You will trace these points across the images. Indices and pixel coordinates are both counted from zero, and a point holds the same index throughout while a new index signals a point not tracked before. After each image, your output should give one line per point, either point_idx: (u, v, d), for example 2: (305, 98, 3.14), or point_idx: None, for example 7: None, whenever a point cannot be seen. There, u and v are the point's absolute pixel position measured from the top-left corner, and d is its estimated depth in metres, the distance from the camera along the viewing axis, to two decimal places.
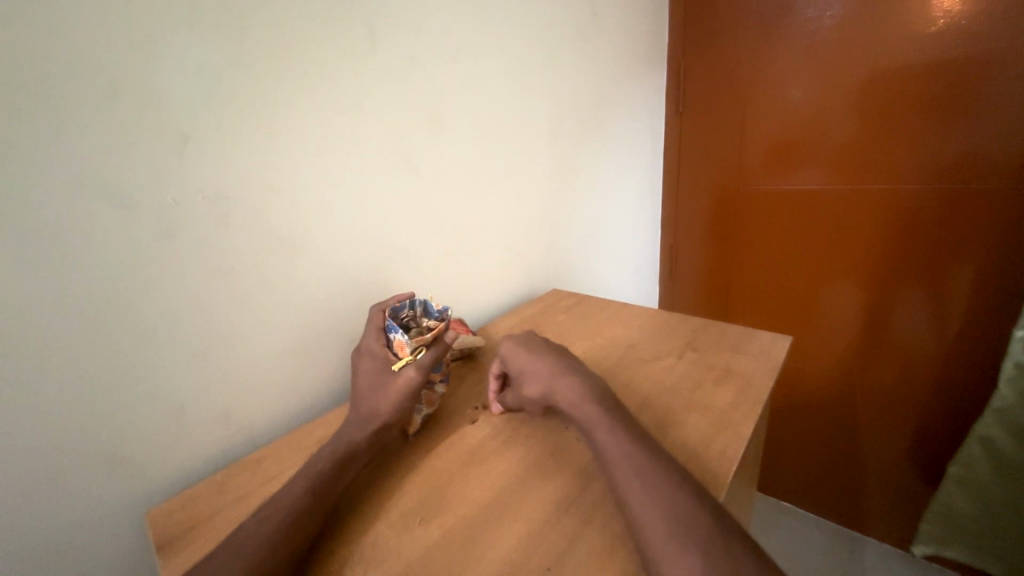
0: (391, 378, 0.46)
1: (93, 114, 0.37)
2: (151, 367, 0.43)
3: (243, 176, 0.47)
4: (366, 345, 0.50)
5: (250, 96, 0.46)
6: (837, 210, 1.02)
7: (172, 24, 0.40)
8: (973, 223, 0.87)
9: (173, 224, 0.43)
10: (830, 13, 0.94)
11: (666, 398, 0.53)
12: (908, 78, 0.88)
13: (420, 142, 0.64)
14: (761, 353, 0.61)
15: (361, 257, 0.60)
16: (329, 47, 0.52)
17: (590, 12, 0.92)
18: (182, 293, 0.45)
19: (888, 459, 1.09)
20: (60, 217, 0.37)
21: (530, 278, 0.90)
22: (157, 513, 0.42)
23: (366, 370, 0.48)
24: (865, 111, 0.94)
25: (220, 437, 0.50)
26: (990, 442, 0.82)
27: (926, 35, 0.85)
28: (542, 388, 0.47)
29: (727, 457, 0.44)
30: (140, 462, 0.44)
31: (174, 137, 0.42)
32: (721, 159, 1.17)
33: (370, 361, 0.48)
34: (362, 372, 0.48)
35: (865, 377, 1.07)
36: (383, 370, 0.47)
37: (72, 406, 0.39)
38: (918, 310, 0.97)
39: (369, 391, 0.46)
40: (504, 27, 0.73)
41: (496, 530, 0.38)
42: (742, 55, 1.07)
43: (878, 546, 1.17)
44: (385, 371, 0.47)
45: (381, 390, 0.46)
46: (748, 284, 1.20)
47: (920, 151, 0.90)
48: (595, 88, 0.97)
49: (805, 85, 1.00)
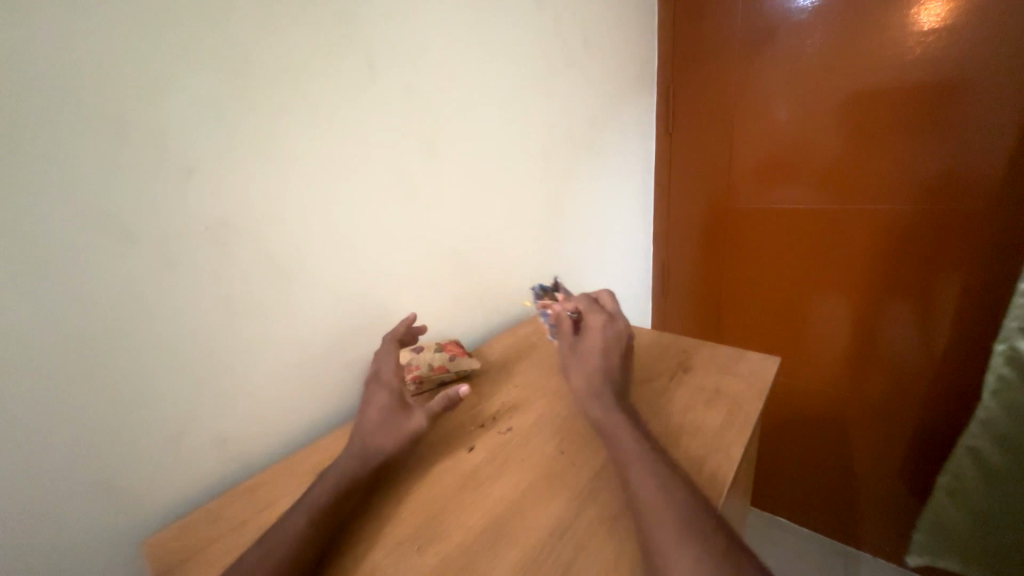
0: (403, 418, 0.47)
1: (101, 154, 0.39)
2: (151, 396, 0.44)
3: (242, 207, 0.48)
4: (384, 374, 0.52)
5: (251, 129, 0.48)
6: (824, 227, 1.05)
7: (179, 70, 0.42)
8: (954, 241, 0.90)
9: (175, 253, 0.44)
10: (809, 42, 0.98)
11: (659, 421, 0.54)
12: (887, 102, 0.92)
13: (416, 166, 0.65)
14: (751, 374, 0.62)
15: (358, 282, 0.61)
16: (330, 80, 0.54)
17: (582, 41, 0.95)
18: (180, 320, 0.45)
19: (881, 474, 1.10)
20: (65, 250, 0.38)
21: (526, 297, 0.91)
22: (154, 542, 0.42)
23: (379, 401, 0.49)
24: (848, 132, 0.98)
25: (214, 465, 0.50)
26: (977, 452, 0.83)
27: (902, 63, 0.89)
28: (584, 384, 0.55)
29: (717, 480, 0.44)
30: (137, 490, 0.44)
31: (178, 171, 0.43)
32: (710, 177, 1.19)
33: (384, 393, 0.49)
34: (373, 404, 0.49)
35: (857, 393, 1.08)
36: (392, 406, 0.48)
37: (72, 437, 0.40)
38: (905, 325, 0.99)
39: (377, 424, 0.47)
40: (498, 57, 0.76)
41: (490, 555, 0.39)
42: (729, 77, 1.10)
43: (874, 562, 1.17)
44: (394, 410, 0.48)
45: (388, 428, 0.46)
46: (740, 300, 1.22)
47: (900, 171, 0.94)
48: (588, 112, 1.00)
49: (789, 108, 1.04)
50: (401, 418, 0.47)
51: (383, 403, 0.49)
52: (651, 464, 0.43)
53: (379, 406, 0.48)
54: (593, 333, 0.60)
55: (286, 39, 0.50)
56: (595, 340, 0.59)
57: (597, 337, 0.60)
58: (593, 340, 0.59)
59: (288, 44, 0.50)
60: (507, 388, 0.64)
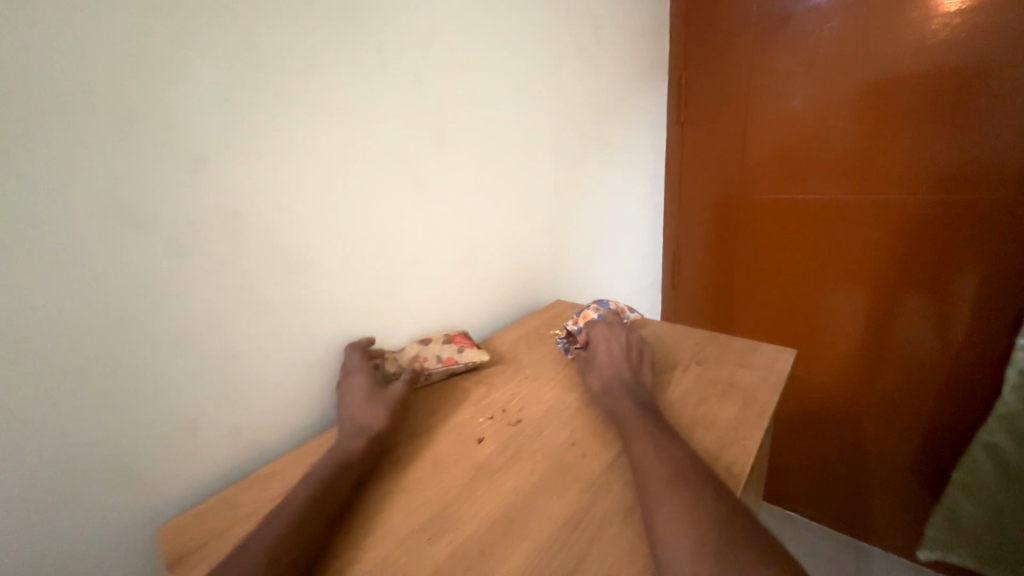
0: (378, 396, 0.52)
1: (110, 142, 0.39)
2: (164, 386, 0.44)
3: (251, 197, 0.48)
4: (352, 366, 0.56)
5: (259, 118, 0.47)
6: (841, 218, 1.02)
7: (185, 57, 0.42)
8: (977, 232, 0.88)
9: (185, 244, 0.44)
10: (828, 26, 0.95)
11: (673, 414, 0.53)
12: (910, 87, 0.89)
13: (425, 155, 0.65)
14: (766, 367, 0.61)
15: (368, 272, 0.60)
16: (338, 68, 0.53)
17: (592, 28, 0.93)
18: (190, 311, 0.45)
19: (895, 469, 1.09)
20: (76, 240, 0.38)
21: (535, 289, 0.90)
22: (168, 530, 0.42)
23: (356, 387, 0.53)
24: (867, 119, 0.95)
25: (227, 455, 0.50)
26: (994, 448, 0.81)
27: (926, 46, 0.86)
28: (600, 385, 0.57)
29: (732, 474, 0.43)
30: (151, 479, 0.44)
31: (187, 160, 0.43)
32: (723, 167, 1.17)
33: (358, 379, 0.54)
34: (350, 392, 0.53)
35: (871, 387, 1.07)
36: (367, 390, 0.53)
37: (87, 426, 0.40)
38: (923, 319, 0.97)
39: (360, 404, 0.52)
40: (508, 45, 0.75)
41: (502, 547, 0.38)
42: (743, 64, 1.08)
43: (886, 556, 1.16)
44: (371, 392, 0.53)
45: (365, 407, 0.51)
46: (752, 292, 1.20)
47: (920, 160, 0.91)
48: (598, 100, 0.99)
49: (806, 95, 1.01)
50: (377, 397, 0.52)
51: (361, 388, 0.53)
52: (667, 457, 0.42)
53: (359, 390, 0.53)
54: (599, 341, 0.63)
55: (293, 25, 0.49)
56: (603, 347, 0.62)
57: (607, 343, 0.63)
58: (602, 347, 0.62)
59: (295, 31, 0.49)
60: (516, 380, 0.63)
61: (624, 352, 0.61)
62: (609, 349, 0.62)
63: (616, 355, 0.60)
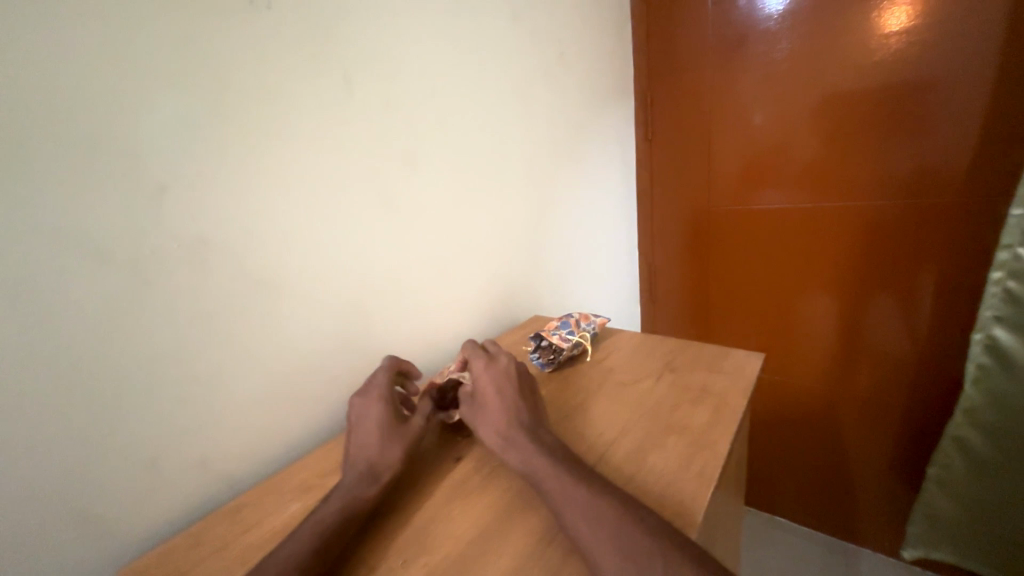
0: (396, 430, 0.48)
1: (72, 172, 0.39)
2: (126, 418, 0.43)
3: (221, 223, 0.48)
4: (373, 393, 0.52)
5: (229, 145, 0.48)
6: (806, 226, 1.07)
7: (151, 86, 0.42)
8: (932, 234, 0.92)
9: (151, 272, 0.44)
10: (779, 47, 1.01)
11: (646, 422, 0.54)
12: (859, 101, 0.95)
13: (396, 177, 0.66)
14: (735, 372, 0.63)
15: (340, 294, 0.60)
16: (308, 95, 0.55)
17: (558, 51, 0.97)
18: (155, 340, 0.44)
19: (873, 467, 1.11)
20: (34, 270, 0.37)
21: (512, 305, 0.91)
22: (132, 569, 0.40)
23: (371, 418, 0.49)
24: (822, 132, 1.00)
25: (195, 488, 0.48)
26: (962, 441, 0.82)
27: (870, 63, 0.92)
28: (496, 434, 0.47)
29: (704, 477, 0.44)
30: (112, 519, 0.42)
31: (154, 188, 0.43)
32: (692, 181, 1.21)
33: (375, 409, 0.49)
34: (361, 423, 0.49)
35: (846, 387, 1.10)
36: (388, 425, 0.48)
37: (42, 464, 0.38)
38: (890, 319, 1.00)
39: (371, 442, 0.47)
40: (474, 68, 0.77)
41: (480, 564, 0.38)
42: (704, 83, 1.13)
43: (871, 556, 1.17)
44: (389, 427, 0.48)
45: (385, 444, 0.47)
46: (727, 301, 1.23)
47: (874, 169, 0.96)
48: (567, 120, 1.02)
49: (764, 111, 1.06)
50: (392, 434, 0.47)
51: (376, 421, 0.48)
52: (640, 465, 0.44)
53: (371, 426, 0.48)
54: (483, 381, 0.52)
55: (262, 56, 0.50)
56: (489, 388, 0.51)
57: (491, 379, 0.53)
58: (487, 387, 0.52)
59: (264, 61, 0.50)
60: None
61: (511, 391, 0.51)
62: (495, 388, 0.51)
63: (506, 393, 0.51)
